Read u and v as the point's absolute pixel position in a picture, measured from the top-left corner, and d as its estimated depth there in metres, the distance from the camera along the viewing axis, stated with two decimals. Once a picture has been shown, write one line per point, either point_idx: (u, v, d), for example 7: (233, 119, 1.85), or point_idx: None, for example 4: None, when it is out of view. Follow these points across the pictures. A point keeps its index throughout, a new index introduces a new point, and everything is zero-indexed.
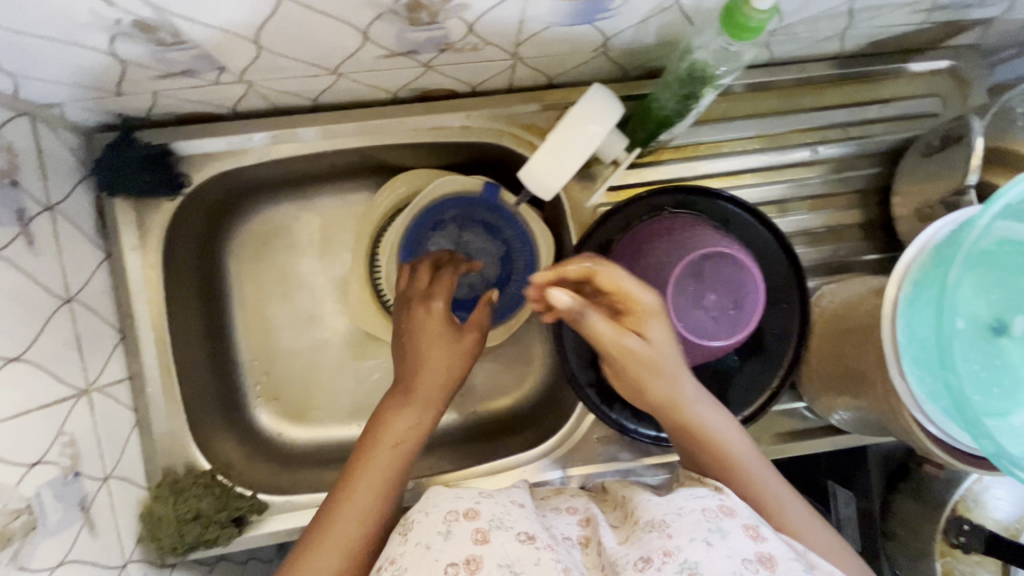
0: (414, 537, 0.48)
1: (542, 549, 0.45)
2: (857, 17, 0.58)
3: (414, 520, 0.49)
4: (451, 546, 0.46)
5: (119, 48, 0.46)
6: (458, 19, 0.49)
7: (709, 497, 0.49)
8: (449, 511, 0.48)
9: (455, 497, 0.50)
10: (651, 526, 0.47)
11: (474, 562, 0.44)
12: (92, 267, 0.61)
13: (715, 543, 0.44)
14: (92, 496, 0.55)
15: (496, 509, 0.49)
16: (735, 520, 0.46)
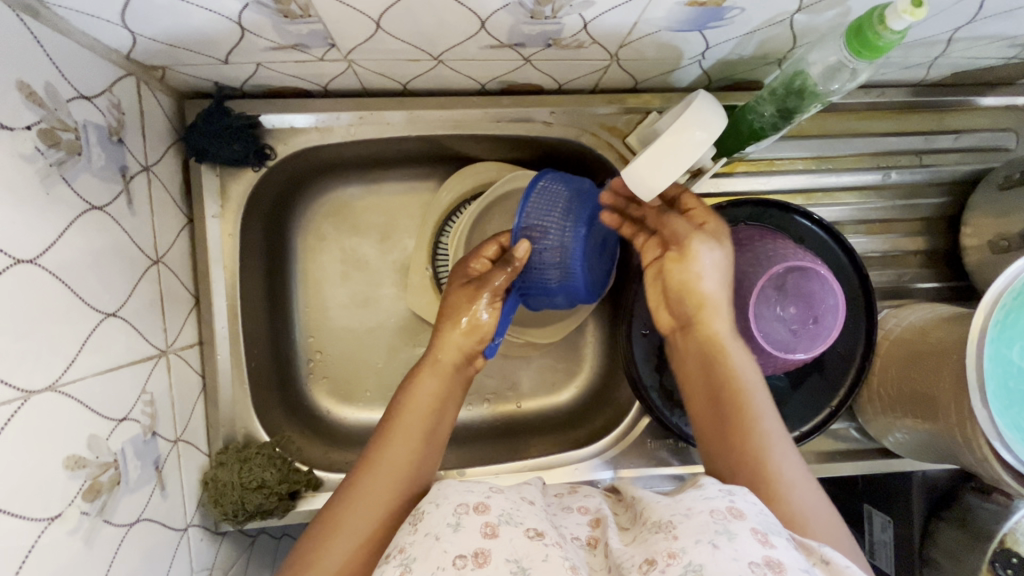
0: (425, 527, 0.44)
1: (552, 546, 0.42)
2: (953, 46, 0.59)
3: (424, 511, 0.47)
4: (461, 537, 0.43)
5: (247, 16, 0.47)
6: (577, 17, 0.49)
7: (719, 498, 0.45)
8: (459, 503, 0.45)
9: (465, 491, 0.47)
10: (658, 527, 0.44)
11: (483, 556, 0.41)
12: (176, 231, 0.62)
13: (720, 547, 0.40)
14: (164, 457, 0.56)
15: (506, 505, 0.46)
16: (743, 523, 0.42)
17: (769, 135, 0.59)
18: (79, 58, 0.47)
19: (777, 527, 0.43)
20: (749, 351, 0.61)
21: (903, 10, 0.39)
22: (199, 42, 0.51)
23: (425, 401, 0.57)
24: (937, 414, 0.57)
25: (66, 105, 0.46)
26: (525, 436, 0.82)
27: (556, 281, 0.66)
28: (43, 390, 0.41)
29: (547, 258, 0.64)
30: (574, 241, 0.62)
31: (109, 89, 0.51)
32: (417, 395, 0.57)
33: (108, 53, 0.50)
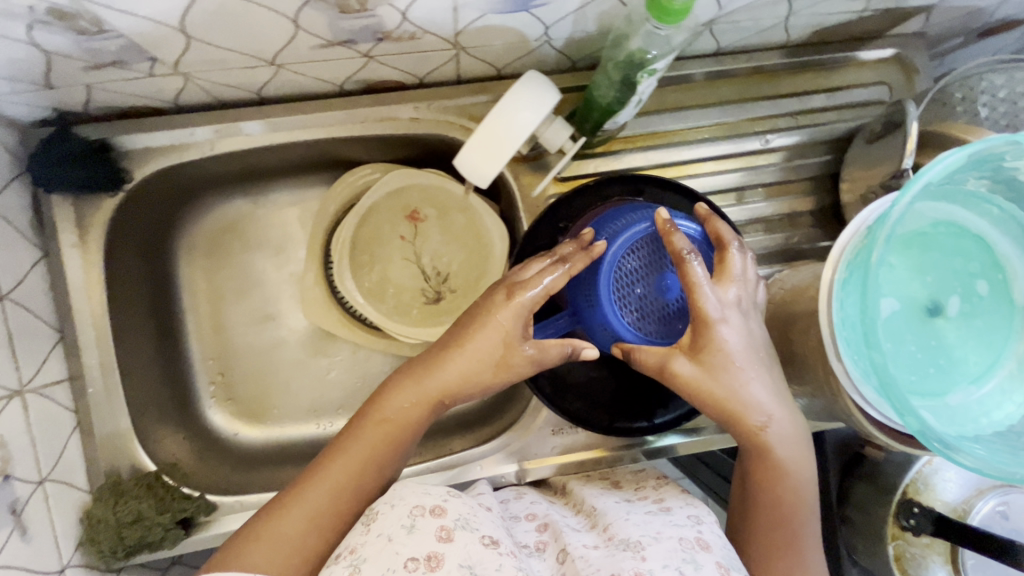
0: (377, 528, 0.47)
1: (505, 556, 0.46)
2: (796, 3, 0.59)
3: (379, 511, 0.49)
4: (414, 538, 0.45)
5: (37, 36, 0.45)
6: (390, 7, 0.48)
7: (688, 528, 0.51)
8: (415, 506, 0.48)
9: (422, 493, 0.50)
10: (625, 546, 0.49)
11: (435, 559, 0.44)
12: (27, 265, 0.59)
13: (686, 572, 0.46)
14: (25, 500, 0.54)
15: (463, 510, 0.50)
16: (708, 555, 0.48)
17: (619, 112, 0.58)
18: None
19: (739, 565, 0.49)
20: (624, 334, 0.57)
21: None
22: (5, 68, 0.49)
23: (405, 421, 0.55)
24: (810, 375, 0.57)
25: None
26: (440, 437, 0.80)
27: (592, 305, 0.54)
28: None
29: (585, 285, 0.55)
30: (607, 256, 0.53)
31: None
32: (392, 414, 0.55)
33: None
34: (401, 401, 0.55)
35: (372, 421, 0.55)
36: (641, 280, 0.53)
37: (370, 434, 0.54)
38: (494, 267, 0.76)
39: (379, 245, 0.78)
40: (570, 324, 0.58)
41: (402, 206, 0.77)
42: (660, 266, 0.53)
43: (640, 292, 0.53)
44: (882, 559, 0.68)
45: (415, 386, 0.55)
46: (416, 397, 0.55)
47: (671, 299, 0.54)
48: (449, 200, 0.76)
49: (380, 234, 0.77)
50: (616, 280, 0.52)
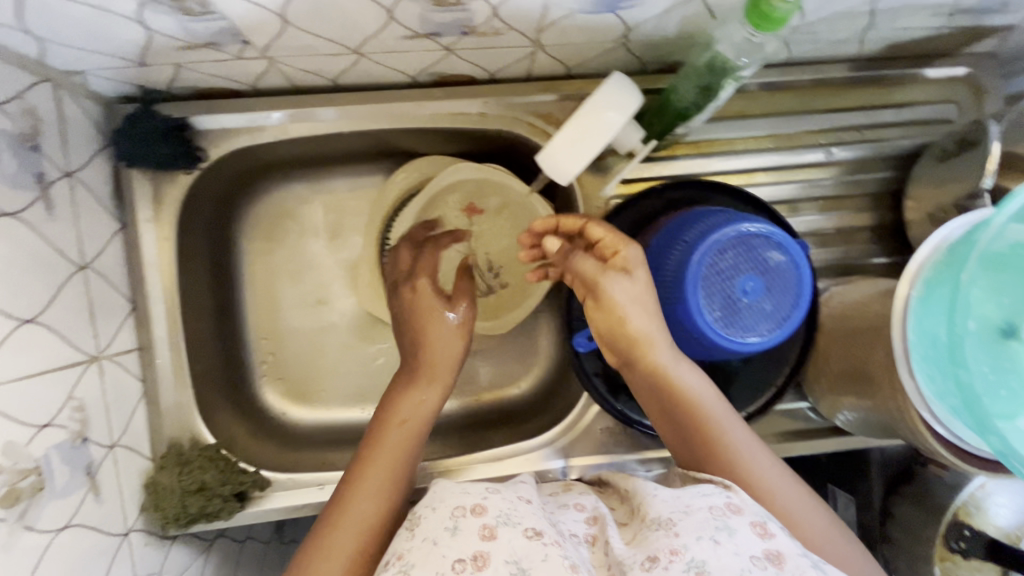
0: (424, 531, 0.46)
1: (550, 546, 0.44)
2: (878, 17, 0.59)
3: (421, 516, 0.49)
4: (460, 540, 0.44)
5: (146, 15, 0.47)
6: (483, 2, 0.49)
7: (716, 495, 0.48)
8: (455, 507, 0.47)
9: (462, 493, 0.49)
10: (658, 524, 0.46)
11: (482, 558, 0.43)
12: (107, 237, 0.61)
13: (721, 543, 0.42)
14: (98, 463, 0.56)
15: (503, 505, 0.48)
16: (742, 518, 0.45)
17: (695, 115, 0.59)
18: None
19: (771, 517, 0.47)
20: (694, 340, 0.58)
21: None
22: (107, 44, 0.51)
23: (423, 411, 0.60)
24: (874, 390, 0.57)
25: None
26: (482, 429, 0.81)
27: (673, 302, 0.57)
28: None
29: (666, 283, 0.58)
30: (694, 257, 0.54)
31: (20, 95, 0.51)
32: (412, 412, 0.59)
33: (16, 60, 0.50)
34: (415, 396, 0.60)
35: (388, 425, 0.59)
36: (726, 281, 0.55)
37: (395, 429, 0.58)
38: None
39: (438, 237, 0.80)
40: None
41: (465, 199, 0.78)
42: (741, 267, 0.55)
43: (720, 292, 0.55)
44: None
45: (422, 386, 0.61)
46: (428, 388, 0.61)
47: (750, 301, 0.55)
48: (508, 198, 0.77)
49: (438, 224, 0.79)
50: (699, 280, 0.54)
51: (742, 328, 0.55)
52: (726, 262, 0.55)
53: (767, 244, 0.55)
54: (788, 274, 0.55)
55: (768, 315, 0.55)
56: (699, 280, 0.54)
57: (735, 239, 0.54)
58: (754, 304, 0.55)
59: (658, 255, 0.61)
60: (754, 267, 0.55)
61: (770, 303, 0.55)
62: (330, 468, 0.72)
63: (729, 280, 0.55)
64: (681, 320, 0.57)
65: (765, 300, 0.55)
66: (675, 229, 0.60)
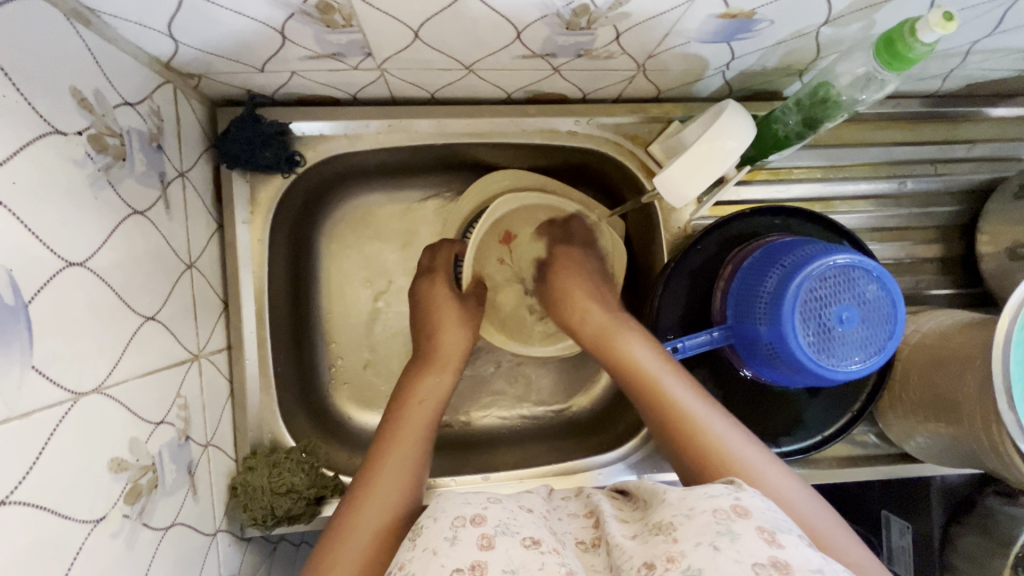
0: (422, 542, 0.44)
1: (548, 554, 0.42)
2: (970, 58, 0.61)
3: (425, 526, 0.46)
4: (459, 549, 0.42)
5: (290, 26, 0.48)
6: (612, 27, 0.50)
7: (722, 497, 0.43)
8: (456, 516, 0.45)
9: (463, 503, 0.47)
10: (658, 529, 0.42)
11: (480, 567, 0.40)
12: (207, 237, 0.62)
13: (721, 549, 0.38)
14: (196, 461, 0.56)
15: (503, 515, 0.46)
16: (747, 522, 0.40)
17: (793, 144, 0.60)
18: (123, 65, 0.48)
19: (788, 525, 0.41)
20: (780, 365, 0.60)
21: (935, 24, 0.41)
22: (238, 50, 0.52)
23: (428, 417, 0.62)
24: (961, 418, 0.58)
25: (112, 111, 0.46)
26: (546, 441, 0.82)
27: (765, 323, 0.59)
28: (90, 392, 0.41)
29: (758, 305, 0.60)
30: (790, 283, 0.56)
31: (150, 96, 0.52)
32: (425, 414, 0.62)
33: (148, 61, 0.51)
34: (426, 388, 0.64)
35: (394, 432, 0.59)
36: (821, 309, 0.56)
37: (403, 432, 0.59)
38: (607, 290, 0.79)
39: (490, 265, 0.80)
40: (725, 339, 0.65)
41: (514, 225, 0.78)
42: (840, 297, 0.56)
43: (815, 318, 0.56)
44: None
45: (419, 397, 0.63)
46: (437, 380, 0.66)
47: (844, 330, 0.56)
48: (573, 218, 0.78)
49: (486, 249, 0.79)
50: (796, 305, 0.55)
51: (834, 357, 0.56)
52: (821, 290, 0.55)
53: (862, 277, 0.56)
54: (882, 306, 0.56)
55: (859, 345, 0.56)
56: (795, 306, 0.55)
57: (831, 268, 0.55)
58: (848, 334, 0.56)
59: (752, 277, 0.62)
60: (849, 297, 0.55)
61: (863, 333, 0.56)
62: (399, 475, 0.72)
63: (822, 308, 0.55)
64: (772, 342, 0.58)
65: (858, 330, 0.56)
66: (771, 253, 0.61)
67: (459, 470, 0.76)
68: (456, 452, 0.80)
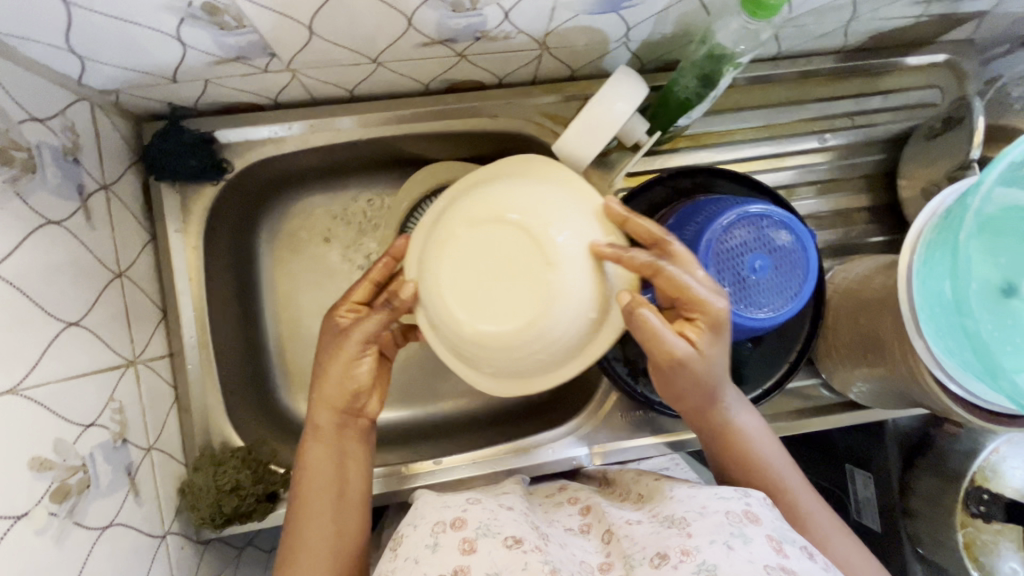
0: (404, 552, 0.49)
1: (530, 553, 0.46)
2: (860, 8, 0.63)
3: (404, 535, 0.51)
4: (439, 556, 0.46)
5: (184, 32, 0.50)
6: (496, 6, 0.52)
7: (735, 501, 0.49)
8: (436, 523, 0.49)
9: (442, 508, 0.52)
10: (671, 522, 0.48)
11: (462, 572, 0.45)
12: (138, 247, 0.64)
13: (734, 548, 0.44)
14: (137, 464, 0.57)
15: (483, 516, 0.50)
16: (757, 528, 0.46)
17: (697, 106, 0.62)
18: (29, 83, 0.50)
19: (789, 531, 0.47)
20: None
21: None
22: (144, 61, 0.54)
23: (351, 492, 0.58)
24: (885, 353, 0.59)
25: (18, 126, 0.48)
26: (504, 424, 0.83)
27: None
28: (4, 392, 0.42)
29: None
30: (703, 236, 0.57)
31: (62, 112, 0.54)
32: (348, 493, 0.58)
33: (58, 79, 0.53)
34: (326, 456, 0.58)
35: (306, 506, 0.56)
36: (734, 259, 0.57)
37: (315, 502, 0.56)
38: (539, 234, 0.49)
39: (443, 241, 0.50)
40: None
41: (567, 304, 0.48)
42: (752, 246, 0.57)
43: (729, 269, 0.57)
44: (950, 549, 0.69)
45: (307, 450, 0.58)
46: (341, 445, 0.59)
47: (757, 278, 0.57)
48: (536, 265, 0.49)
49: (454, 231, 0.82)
50: (708, 259, 0.57)
51: (748, 305, 0.58)
52: (734, 240, 0.57)
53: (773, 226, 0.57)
54: (794, 252, 0.57)
55: (773, 293, 0.58)
56: (709, 258, 0.57)
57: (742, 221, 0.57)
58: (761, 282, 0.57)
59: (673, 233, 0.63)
60: (760, 246, 0.57)
61: (777, 281, 0.57)
62: None
63: (737, 259, 0.57)
64: None
65: (772, 278, 0.57)
66: (688, 210, 0.63)
67: (413, 459, 0.77)
68: (417, 443, 0.81)
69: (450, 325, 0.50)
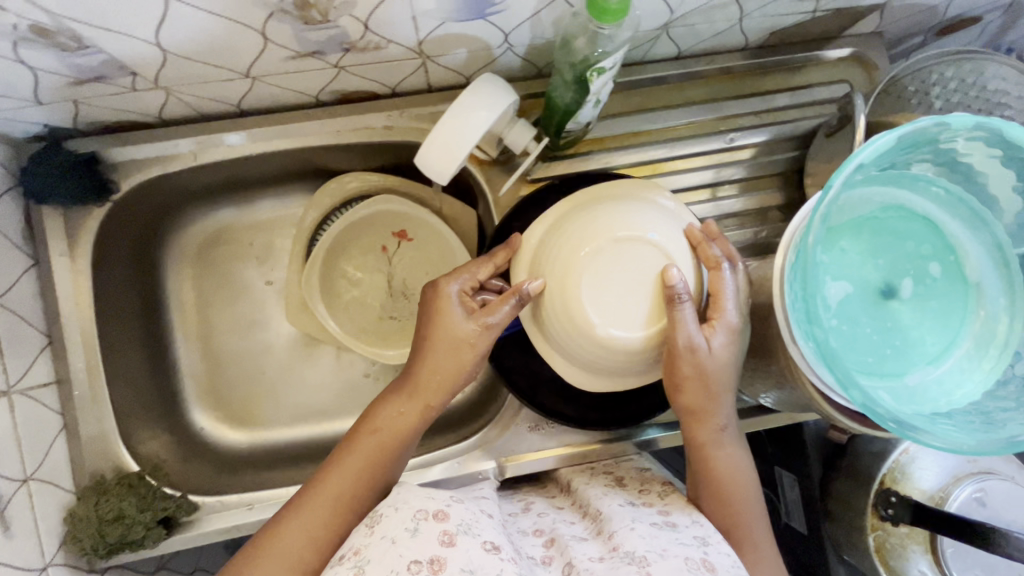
0: (381, 530, 0.49)
1: (506, 562, 0.47)
2: (746, 6, 0.62)
3: (382, 514, 0.51)
4: (417, 542, 0.47)
5: (22, 54, 0.48)
6: (351, 17, 0.51)
7: (694, 548, 0.49)
8: (419, 510, 0.49)
9: (426, 498, 0.52)
10: (629, 559, 0.48)
11: (438, 562, 0.45)
12: (17, 273, 0.62)
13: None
14: (8, 497, 0.55)
15: (465, 516, 0.51)
16: None
17: (579, 113, 0.61)
18: None
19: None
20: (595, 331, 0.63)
21: None
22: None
23: (389, 467, 0.58)
24: (776, 359, 0.58)
25: None
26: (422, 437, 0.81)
27: None
28: None
29: None
30: None
31: None
32: (378, 474, 0.57)
33: None
34: (389, 418, 0.58)
35: (364, 433, 0.58)
36: None
37: (350, 459, 0.57)
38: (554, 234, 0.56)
39: (567, 258, 0.53)
40: None
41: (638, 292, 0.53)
42: None
43: None
44: (862, 552, 0.68)
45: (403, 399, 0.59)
46: (398, 410, 0.58)
47: None
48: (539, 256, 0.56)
49: (366, 240, 0.81)
50: None
51: None
52: None
53: None
54: None
55: None
56: None
57: None
58: None
59: None
60: None
61: None
62: (261, 488, 0.72)
63: None
64: None
65: None
66: None
67: None
68: None
69: (568, 333, 0.53)
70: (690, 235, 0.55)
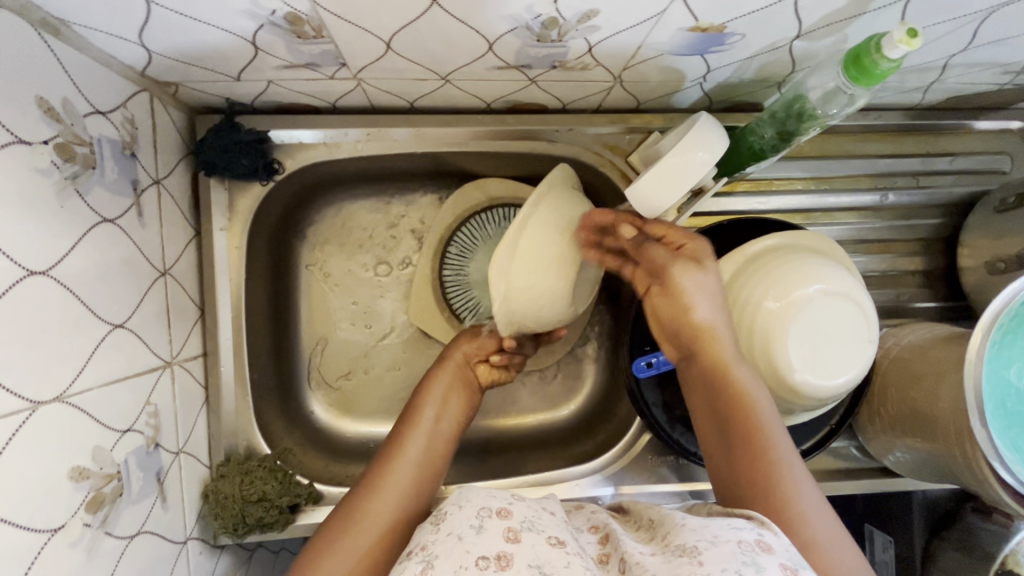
0: (447, 527, 0.42)
1: (574, 555, 0.40)
2: (947, 73, 0.61)
3: (447, 512, 0.44)
4: (484, 538, 0.40)
5: (260, 37, 0.48)
6: (583, 40, 0.50)
7: (746, 529, 0.40)
8: (483, 506, 0.42)
9: (488, 496, 0.45)
10: (681, 551, 0.39)
11: (506, 558, 0.38)
12: (183, 243, 0.62)
13: None
14: (166, 468, 0.56)
15: (528, 512, 0.43)
16: (771, 557, 0.38)
17: (769, 156, 0.60)
18: (95, 75, 0.48)
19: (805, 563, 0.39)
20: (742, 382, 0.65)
21: (900, 39, 0.42)
22: (213, 60, 0.52)
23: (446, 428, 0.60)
24: (936, 432, 0.58)
25: (82, 120, 0.47)
26: (528, 450, 0.81)
27: None
28: (50, 400, 0.41)
29: None
30: None
31: (124, 104, 0.52)
32: (437, 442, 0.58)
33: (122, 70, 0.51)
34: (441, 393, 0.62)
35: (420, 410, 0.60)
36: None
37: (417, 429, 0.58)
38: (748, 279, 0.58)
39: (764, 303, 0.56)
40: None
41: (811, 341, 0.55)
42: None
43: None
44: None
45: (419, 432, 0.58)
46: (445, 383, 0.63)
47: None
48: (734, 296, 0.59)
49: None
50: None
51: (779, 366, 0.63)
52: None
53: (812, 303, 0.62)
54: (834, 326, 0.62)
55: None
56: None
57: None
58: None
59: None
60: None
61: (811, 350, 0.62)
62: None
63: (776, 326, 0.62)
64: None
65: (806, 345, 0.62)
66: None
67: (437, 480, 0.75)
68: None
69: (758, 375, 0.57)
70: (849, 286, 0.56)
